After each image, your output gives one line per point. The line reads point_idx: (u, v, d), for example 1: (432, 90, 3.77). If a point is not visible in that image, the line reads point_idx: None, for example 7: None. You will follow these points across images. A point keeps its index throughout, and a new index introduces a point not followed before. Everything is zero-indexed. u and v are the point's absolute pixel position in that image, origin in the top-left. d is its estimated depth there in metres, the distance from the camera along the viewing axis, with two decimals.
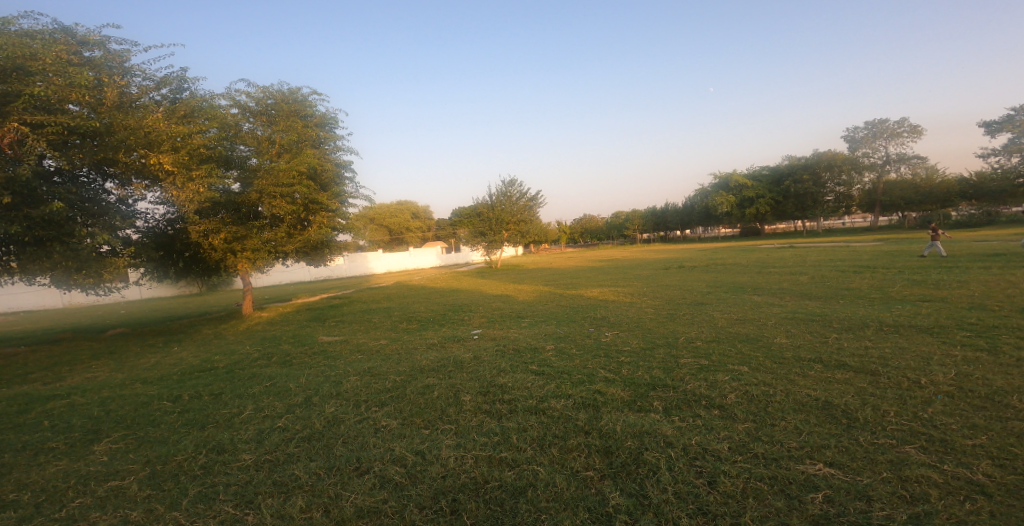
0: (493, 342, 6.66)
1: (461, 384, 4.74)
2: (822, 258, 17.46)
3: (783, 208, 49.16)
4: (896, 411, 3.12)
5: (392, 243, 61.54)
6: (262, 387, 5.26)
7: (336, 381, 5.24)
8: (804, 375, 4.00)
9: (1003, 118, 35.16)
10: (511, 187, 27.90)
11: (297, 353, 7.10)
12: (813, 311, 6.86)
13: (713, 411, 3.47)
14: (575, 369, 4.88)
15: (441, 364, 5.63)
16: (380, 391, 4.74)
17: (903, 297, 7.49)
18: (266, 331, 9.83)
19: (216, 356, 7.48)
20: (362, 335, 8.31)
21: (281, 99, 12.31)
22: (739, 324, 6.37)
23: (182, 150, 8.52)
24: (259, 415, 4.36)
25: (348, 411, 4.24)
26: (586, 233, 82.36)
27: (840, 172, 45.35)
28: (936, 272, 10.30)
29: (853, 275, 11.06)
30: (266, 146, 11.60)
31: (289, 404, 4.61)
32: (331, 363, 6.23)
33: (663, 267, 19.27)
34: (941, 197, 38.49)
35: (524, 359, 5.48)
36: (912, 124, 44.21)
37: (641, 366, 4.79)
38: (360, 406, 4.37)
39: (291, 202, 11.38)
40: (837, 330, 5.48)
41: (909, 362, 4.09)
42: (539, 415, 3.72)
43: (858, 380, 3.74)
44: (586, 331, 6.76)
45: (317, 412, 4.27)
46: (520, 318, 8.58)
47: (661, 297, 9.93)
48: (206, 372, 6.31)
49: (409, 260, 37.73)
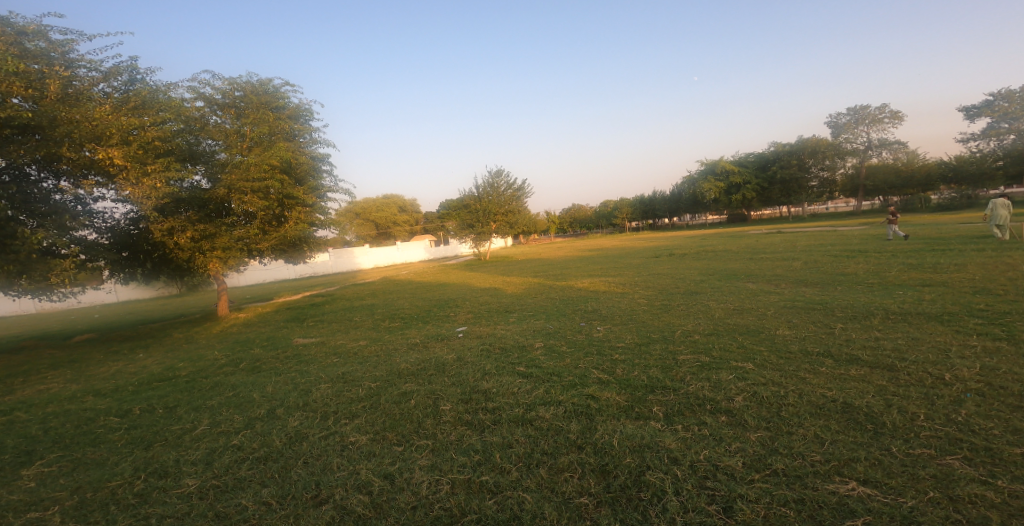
0: (478, 340, 6.23)
1: (441, 391, 4.33)
2: (812, 243, 17.28)
3: (770, 194, 49.42)
4: (927, 414, 2.90)
5: (379, 237, 60.62)
6: (221, 399, 4.78)
7: (305, 390, 4.78)
8: (815, 373, 3.71)
9: (983, 103, 35.42)
10: (498, 178, 27.39)
11: (268, 357, 6.61)
12: (813, 299, 6.55)
13: (720, 419, 3.20)
14: (566, 370, 4.50)
15: (421, 368, 5.19)
16: (352, 401, 4.31)
17: (903, 282, 7.21)
18: (240, 334, 9.29)
19: (181, 363, 6.95)
20: (340, 336, 7.82)
21: (251, 90, 11.67)
22: (738, 314, 6.03)
23: (134, 143, 7.87)
24: (213, 431, 3.90)
25: (314, 425, 3.80)
26: (575, 223, 82.36)
27: (824, 158, 45.68)
28: (930, 255, 10.08)
29: (847, 260, 10.82)
30: (235, 140, 10.97)
31: (249, 417, 4.15)
32: (303, 369, 5.76)
33: (653, 255, 18.96)
34: (923, 181, 38.84)
35: (511, 359, 5.07)
36: (894, 109, 44.51)
37: (637, 364, 4.42)
38: (328, 418, 3.93)
39: (263, 198, 10.74)
40: (842, 319, 5.16)
41: (926, 355, 3.79)
42: (527, 425, 3.36)
43: (876, 378, 3.48)
44: (577, 326, 6.37)
45: (278, 427, 3.83)
46: (508, 312, 8.17)
47: (654, 287, 9.58)
48: (165, 382, 5.81)
49: (397, 254, 37.04)
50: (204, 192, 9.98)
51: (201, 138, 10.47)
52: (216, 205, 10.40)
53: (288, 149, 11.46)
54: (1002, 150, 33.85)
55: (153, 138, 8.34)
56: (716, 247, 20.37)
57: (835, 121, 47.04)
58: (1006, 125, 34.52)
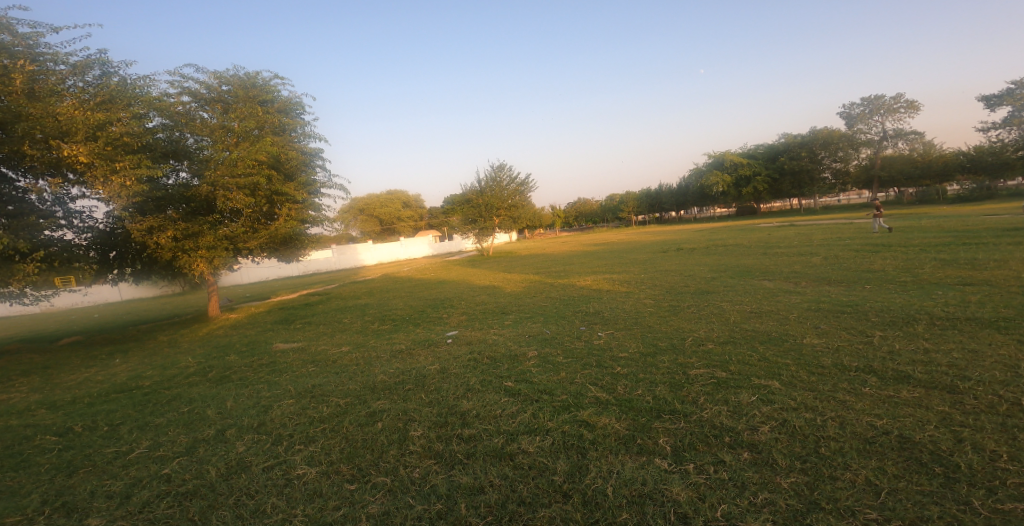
0: (467, 347, 5.65)
1: (414, 412, 3.79)
2: (828, 237, 16.41)
3: (780, 187, 48.23)
4: (1012, 454, 2.30)
5: (385, 233, 60.41)
6: (173, 416, 4.27)
7: (265, 406, 4.25)
8: (857, 395, 3.09)
9: (1004, 91, 33.67)
10: (501, 172, 26.77)
11: (240, 366, 6.09)
12: (841, 300, 5.88)
13: (742, 456, 2.61)
14: (559, 386, 3.91)
15: (399, 381, 4.63)
16: (312, 422, 3.77)
17: (940, 281, 6.49)
18: (223, 337, 8.83)
19: (151, 371, 6.46)
20: (323, 341, 7.29)
21: (239, 84, 11.17)
22: (756, 318, 5.39)
23: (103, 138, 7.32)
24: (148, 456, 3.39)
25: (261, 452, 3.27)
26: (581, 217, 81.66)
27: (837, 150, 44.20)
28: (962, 250, 9.28)
29: (870, 256, 10.05)
30: (221, 135, 10.49)
31: (194, 439, 3.64)
32: (273, 380, 5.24)
33: (660, 250, 18.29)
34: (940, 172, 37.40)
35: (499, 372, 4.49)
36: (910, 98, 42.92)
37: (642, 381, 3.82)
38: (279, 443, 3.40)
39: (249, 195, 10.22)
40: (879, 325, 4.50)
41: (991, 372, 3.16)
42: (505, 463, 2.80)
43: (935, 403, 2.86)
44: (577, 331, 5.77)
45: (221, 453, 3.31)
46: (504, 314, 7.59)
47: (661, 285, 8.91)
48: (125, 393, 5.32)
49: (401, 250, 36.54)
50: (187, 189, 9.48)
51: (184, 134, 9.97)
52: (201, 203, 9.92)
53: (276, 144, 10.94)
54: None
55: (125, 134, 7.79)
56: (726, 242, 19.64)
57: (849, 110, 45.45)
58: None
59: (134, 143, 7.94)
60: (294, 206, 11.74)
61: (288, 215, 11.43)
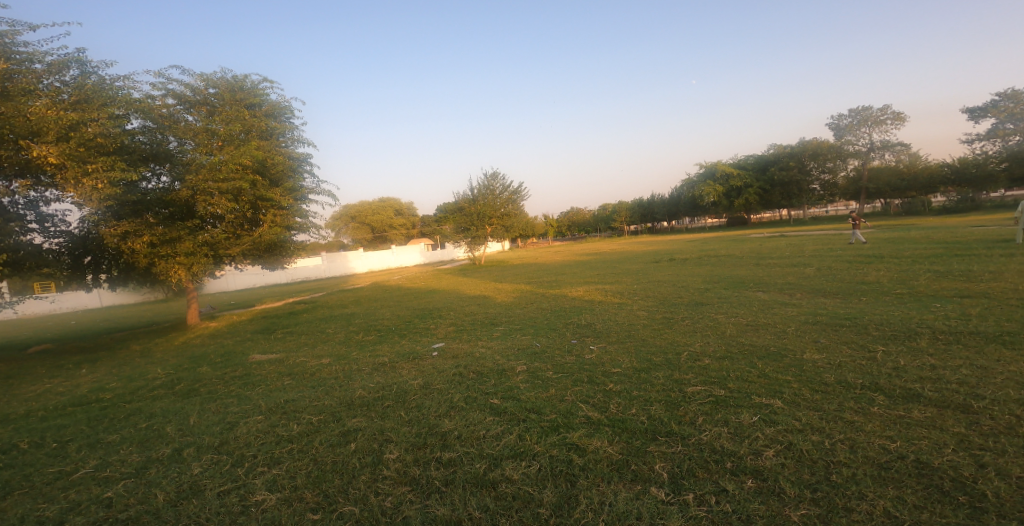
0: (453, 361, 5.38)
1: (392, 432, 3.53)
2: (820, 248, 16.40)
3: (770, 198, 48.78)
4: None
5: (376, 242, 59.94)
6: (129, 433, 4.02)
7: (231, 423, 4.00)
8: (866, 415, 2.89)
9: (987, 105, 34.38)
10: (494, 180, 26.67)
11: (211, 378, 5.77)
12: (839, 313, 5.71)
13: (747, 485, 2.38)
14: (548, 404, 3.67)
15: (379, 397, 4.36)
16: (281, 443, 3.48)
17: (937, 294, 6.36)
18: (199, 347, 8.45)
19: (116, 384, 6.10)
20: (303, 352, 6.97)
21: (225, 87, 10.90)
22: (754, 331, 5.20)
23: (77, 138, 6.95)
24: (94, 477, 3.20)
25: (217, 475, 3.06)
26: (574, 226, 81.99)
27: (826, 161, 44.81)
28: (955, 262, 9.22)
29: (864, 267, 9.97)
30: (206, 138, 10.17)
31: (146, 459, 3.45)
32: (244, 395, 4.92)
33: (652, 261, 18.17)
34: (926, 184, 38.00)
35: (485, 388, 4.24)
36: (895, 112, 43.76)
37: (636, 398, 3.59)
38: (239, 466, 3.18)
39: (232, 200, 9.91)
40: (880, 340, 4.32)
41: (1005, 390, 2.98)
42: (486, 492, 2.55)
43: (950, 423, 2.67)
44: (568, 344, 5.53)
45: (173, 475, 3.12)
46: (493, 325, 7.34)
47: (654, 296, 8.73)
48: (83, 408, 4.97)
49: (392, 258, 36.11)
50: (167, 193, 9.14)
51: (168, 136, 9.63)
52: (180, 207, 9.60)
53: (263, 149, 10.68)
54: (1007, 151, 32.82)
55: (101, 135, 7.38)
56: (717, 252, 19.59)
57: (837, 123, 46.13)
58: (1010, 127, 33.45)
59: (110, 145, 7.55)
60: (279, 211, 11.42)
61: (273, 221, 11.12)
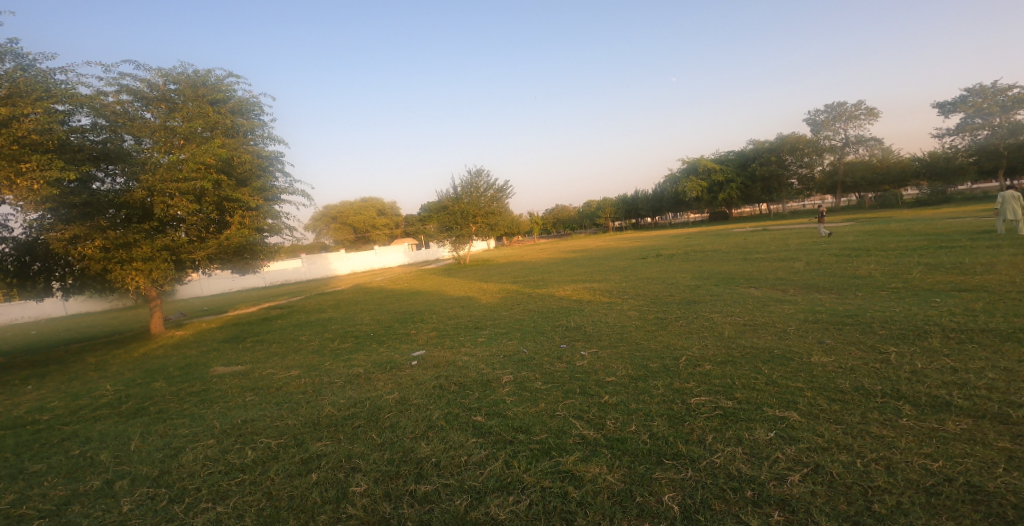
0: (433, 371, 4.96)
1: (362, 457, 3.11)
2: (804, 241, 16.39)
3: (750, 193, 49.36)
4: None
5: (358, 242, 58.82)
6: (59, 464, 3.51)
7: (176, 449, 3.56)
8: (896, 430, 2.59)
9: (957, 100, 35.24)
10: (478, 178, 26.18)
11: (165, 396, 5.22)
12: (839, 310, 5.46)
13: (774, 519, 2.04)
14: (538, 421, 3.30)
15: (349, 415, 3.91)
16: (232, 476, 3.01)
17: (934, 287, 6.17)
18: (160, 359, 7.83)
19: (60, 403, 5.50)
20: (272, 363, 6.45)
21: (186, 82, 10.21)
22: (753, 332, 4.90)
23: (11, 136, 6.23)
24: (4, 517, 2.80)
25: (149, 514, 2.67)
26: (558, 223, 81.96)
27: (803, 156, 45.53)
28: (943, 254, 9.15)
29: (853, 260, 9.86)
30: (164, 137, 9.45)
31: (71, 493, 3.02)
32: (199, 415, 4.41)
33: (638, 257, 17.94)
34: (899, 177, 38.88)
35: (468, 403, 3.84)
36: (869, 107, 44.71)
37: (636, 413, 3.22)
38: (177, 503, 2.77)
39: (193, 200, 9.31)
40: (889, 339, 4.06)
41: None
42: None
43: (992, 437, 2.38)
44: (557, 350, 5.15)
45: (97, 514, 2.72)
46: (477, 329, 6.92)
47: (643, 295, 8.43)
48: (11, 434, 4.40)
49: (375, 259, 35.28)
50: (120, 195, 8.50)
51: (122, 134, 8.93)
52: (137, 210, 8.97)
53: (228, 147, 10.04)
54: (976, 145, 33.69)
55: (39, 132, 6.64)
56: (702, 247, 19.50)
57: (813, 118, 46.85)
58: (979, 122, 34.25)
59: (50, 144, 6.80)
60: (248, 212, 10.78)
61: (240, 223, 10.49)
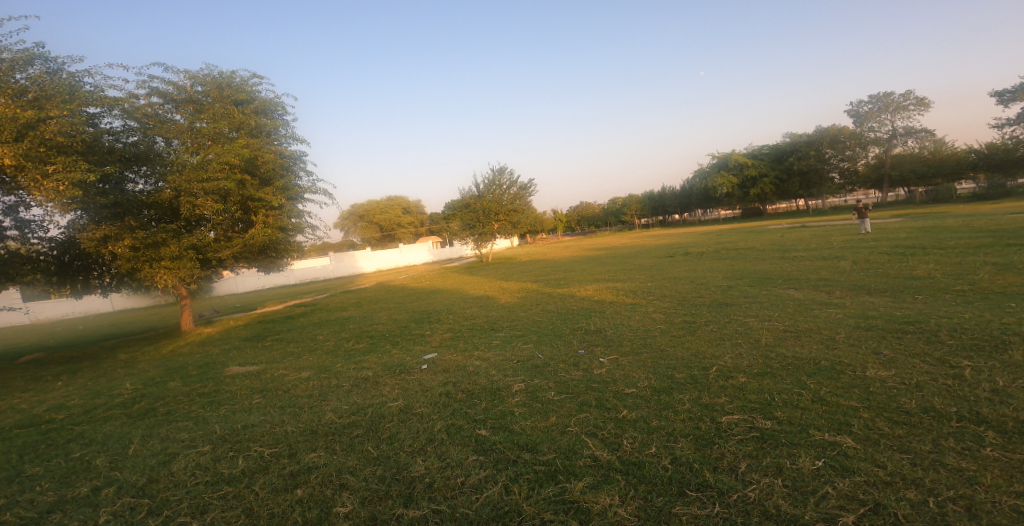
0: (442, 376, 4.70)
1: (354, 471, 2.87)
2: (848, 239, 15.26)
3: (787, 188, 47.14)
4: None
5: (386, 241, 59.85)
6: (56, 467, 3.44)
7: (169, 455, 3.43)
8: (979, 463, 2.13)
9: (1018, 87, 32.39)
10: (502, 176, 25.90)
11: (176, 397, 5.18)
12: (894, 315, 4.86)
13: None
14: (548, 438, 2.96)
15: (349, 424, 3.70)
16: (216, 488, 2.83)
17: (1007, 290, 5.44)
18: (184, 357, 7.94)
19: (79, 401, 5.57)
20: (285, 364, 6.36)
21: (213, 84, 10.37)
22: (794, 339, 4.40)
23: (38, 138, 6.37)
24: None
25: None
26: (583, 221, 81.21)
27: (845, 149, 43.03)
28: (1012, 252, 8.20)
29: (906, 259, 8.99)
30: (191, 138, 9.60)
31: (58, 500, 2.92)
32: (202, 418, 4.30)
33: (666, 255, 17.25)
34: (952, 170, 36.09)
35: (474, 414, 3.55)
36: (919, 96, 41.79)
37: (658, 432, 2.84)
38: (155, 516, 2.60)
39: (217, 200, 9.43)
40: (961, 351, 3.50)
41: None
42: None
43: None
44: (573, 356, 4.78)
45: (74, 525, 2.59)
46: (492, 331, 6.63)
47: (670, 295, 7.94)
48: (25, 433, 4.42)
49: (401, 257, 35.67)
50: (149, 196, 8.68)
51: (152, 136, 9.13)
52: (165, 210, 9.16)
53: (252, 147, 10.13)
54: None
55: (65, 135, 6.78)
56: (735, 245, 18.53)
57: (856, 109, 44.17)
58: None
59: (76, 146, 6.94)
60: (271, 211, 10.86)
61: (264, 222, 10.58)
